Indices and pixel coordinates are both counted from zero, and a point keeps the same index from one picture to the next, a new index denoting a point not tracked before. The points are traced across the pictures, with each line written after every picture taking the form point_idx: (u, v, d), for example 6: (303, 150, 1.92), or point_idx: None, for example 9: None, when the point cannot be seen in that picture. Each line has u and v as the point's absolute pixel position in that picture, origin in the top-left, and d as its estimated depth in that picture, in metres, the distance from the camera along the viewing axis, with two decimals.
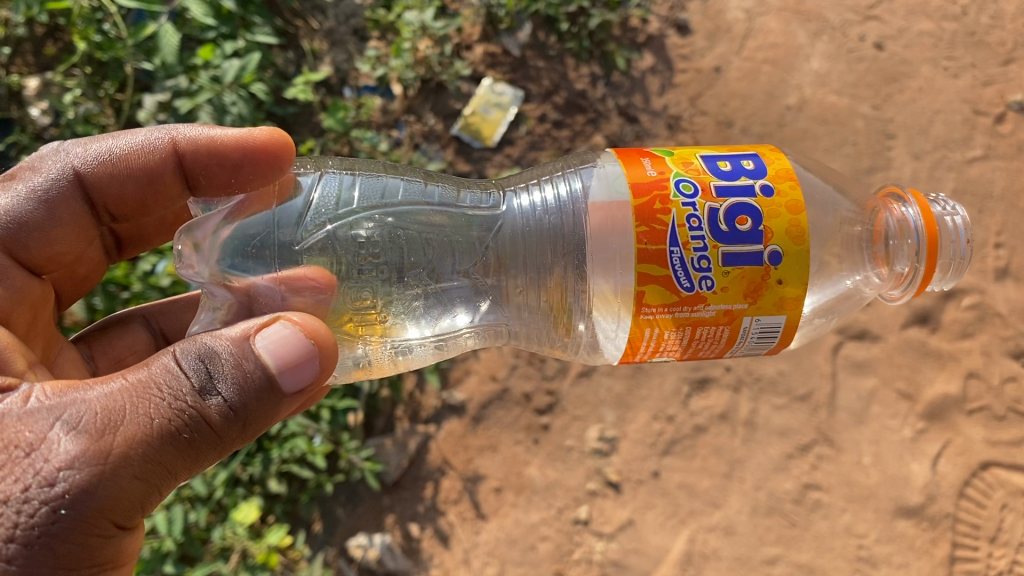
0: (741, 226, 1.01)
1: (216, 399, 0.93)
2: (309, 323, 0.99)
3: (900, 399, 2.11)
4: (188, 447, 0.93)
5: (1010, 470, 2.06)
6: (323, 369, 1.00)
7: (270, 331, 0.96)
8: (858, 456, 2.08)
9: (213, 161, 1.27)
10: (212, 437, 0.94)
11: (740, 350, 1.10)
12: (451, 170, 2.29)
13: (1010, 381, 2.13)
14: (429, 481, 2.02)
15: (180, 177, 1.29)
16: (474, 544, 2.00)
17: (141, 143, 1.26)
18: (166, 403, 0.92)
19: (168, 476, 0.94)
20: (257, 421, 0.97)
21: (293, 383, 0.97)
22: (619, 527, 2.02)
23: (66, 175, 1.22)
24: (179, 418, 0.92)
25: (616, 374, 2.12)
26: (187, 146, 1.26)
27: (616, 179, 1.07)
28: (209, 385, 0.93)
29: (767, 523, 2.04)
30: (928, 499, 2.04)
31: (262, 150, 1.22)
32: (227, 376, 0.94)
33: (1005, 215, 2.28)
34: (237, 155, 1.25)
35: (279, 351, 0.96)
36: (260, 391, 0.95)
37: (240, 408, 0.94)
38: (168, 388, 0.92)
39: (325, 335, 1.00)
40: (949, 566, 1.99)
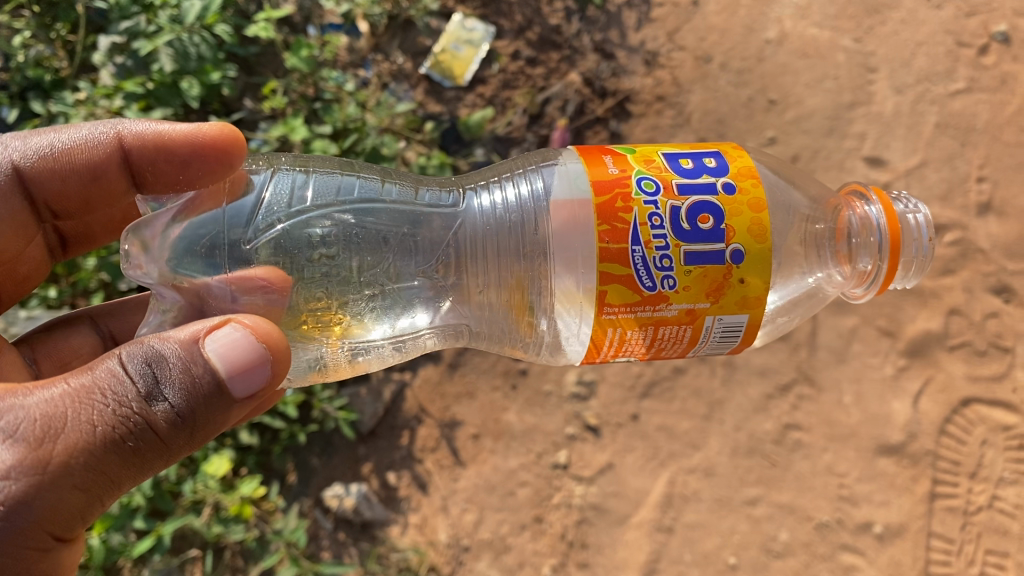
0: (703, 225, 0.98)
1: (161, 405, 0.89)
2: (261, 326, 0.94)
3: (881, 337, 2.09)
4: (130, 457, 0.90)
5: (990, 405, 2.05)
6: (276, 372, 0.95)
7: (220, 333, 0.91)
8: (839, 395, 2.06)
9: (162, 157, 1.20)
10: (158, 445, 0.90)
11: (703, 349, 1.07)
12: (422, 110, 2.20)
13: (991, 317, 2.12)
14: (405, 429, 1.97)
15: (125, 173, 1.22)
16: (452, 491, 1.96)
17: (86, 139, 1.20)
18: (106, 411, 0.88)
19: (112, 486, 0.92)
20: (207, 427, 0.93)
21: (243, 388, 0.92)
22: (599, 471, 2.00)
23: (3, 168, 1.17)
24: (119, 426, 0.88)
25: None
26: (132, 140, 1.20)
27: (578, 177, 1.02)
28: (153, 390, 0.89)
29: (748, 465, 2.02)
30: (909, 437, 2.03)
31: (218, 145, 1.16)
32: (172, 382, 0.89)
33: (988, 149, 2.24)
34: (187, 150, 1.18)
35: (229, 356, 0.91)
36: (207, 397, 0.91)
37: (187, 415, 0.90)
38: (109, 395, 0.88)
39: (277, 339, 0.95)
40: (930, 503, 1.98)
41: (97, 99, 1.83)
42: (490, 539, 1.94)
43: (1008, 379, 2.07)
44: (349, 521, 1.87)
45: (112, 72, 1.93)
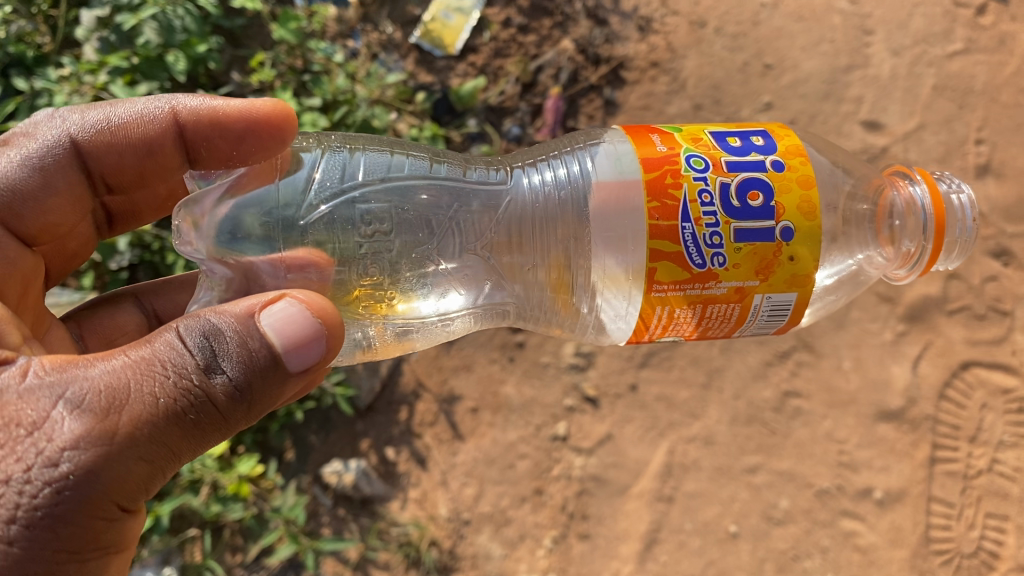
0: (753, 201, 0.97)
1: (221, 377, 0.86)
2: (316, 300, 0.93)
3: (880, 303, 2.08)
4: (192, 429, 0.87)
5: (990, 369, 2.05)
6: (331, 348, 0.94)
7: (275, 308, 0.90)
8: (838, 361, 2.05)
9: (216, 132, 1.18)
10: (219, 418, 0.88)
11: (750, 328, 1.06)
12: (413, 81, 2.17)
13: (990, 281, 2.11)
14: (403, 404, 1.96)
15: (181, 149, 1.20)
16: (452, 465, 1.95)
17: (145, 113, 1.17)
18: (169, 382, 0.85)
19: (174, 459, 0.89)
20: (264, 401, 0.91)
21: (299, 362, 0.90)
22: (598, 442, 1.98)
23: (62, 142, 1.13)
24: (182, 397, 0.85)
25: None
26: (188, 116, 1.17)
27: (624, 157, 1.01)
28: (215, 361, 0.86)
29: (747, 432, 2.00)
30: (909, 402, 2.02)
31: (275, 123, 1.13)
32: (232, 353, 0.87)
33: (986, 111, 2.21)
34: (241, 124, 1.15)
35: (286, 329, 0.89)
36: (265, 369, 0.89)
37: (246, 388, 0.88)
38: (171, 367, 0.85)
39: (331, 313, 0.94)
40: (930, 468, 1.98)
41: (81, 75, 1.78)
42: (490, 512, 1.92)
43: (1008, 342, 2.06)
44: (348, 497, 1.86)
45: (96, 47, 1.87)
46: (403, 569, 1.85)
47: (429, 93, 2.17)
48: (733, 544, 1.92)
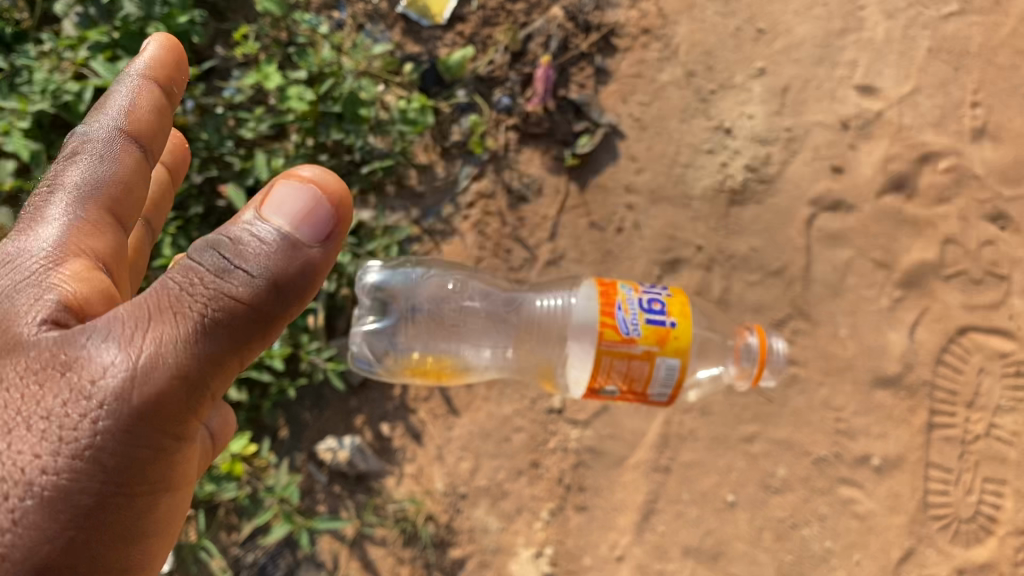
0: (653, 306, 1.26)
1: (240, 271, 0.85)
2: (319, 177, 0.91)
3: (877, 269, 2.08)
4: (227, 337, 0.85)
5: (987, 333, 2.03)
6: (342, 220, 0.91)
7: (281, 192, 0.88)
8: (834, 328, 2.04)
9: (175, 76, 1.18)
10: (256, 314, 0.85)
11: (653, 390, 1.27)
12: (400, 52, 2.19)
13: (988, 245, 2.09)
14: (397, 380, 1.92)
15: (170, 107, 1.17)
16: (447, 439, 1.91)
17: (131, 95, 1.11)
18: (188, 296, 0.84)
19: (213, 376, 0.86)
20: (298, 293, 0.88)
21: (313, 232, 0.88)
22: (594, 414, 1.94)
23: (115, 138, 1.07)
24: (206, 304, 0.84)
25: (585, 261, 2.09)
26: (153, 72, 1.14)
27: (587, 303, 1.28)
28: (230, 262, 0.85)
29: (744, 403, 1.96)
30: (905, 367, 2.01)
31: (178, 46, 1.19)
32: (245, 251, 0.85)
33: (982, 73, 2.19)
34: (170, 55, 1.17)
35: (294, 210, 0.88)
36: (282, 251, 0.86)
37: (268, 274, 0.85)
38: (188, 282, 0.85)
39: (338, 188, 0.92)
40: (927, 434, 1.97)
41: (61, 51, 1.74)
42: (486, 486, 1.90)
43: (1005, 307, 2.05)
44: (344, 474, 1.85)
45: (75, 21, 1.84)
46: (401, 544, 1.84)
47: (417, 63, 2.19)
48: (730, 513, 1.91)
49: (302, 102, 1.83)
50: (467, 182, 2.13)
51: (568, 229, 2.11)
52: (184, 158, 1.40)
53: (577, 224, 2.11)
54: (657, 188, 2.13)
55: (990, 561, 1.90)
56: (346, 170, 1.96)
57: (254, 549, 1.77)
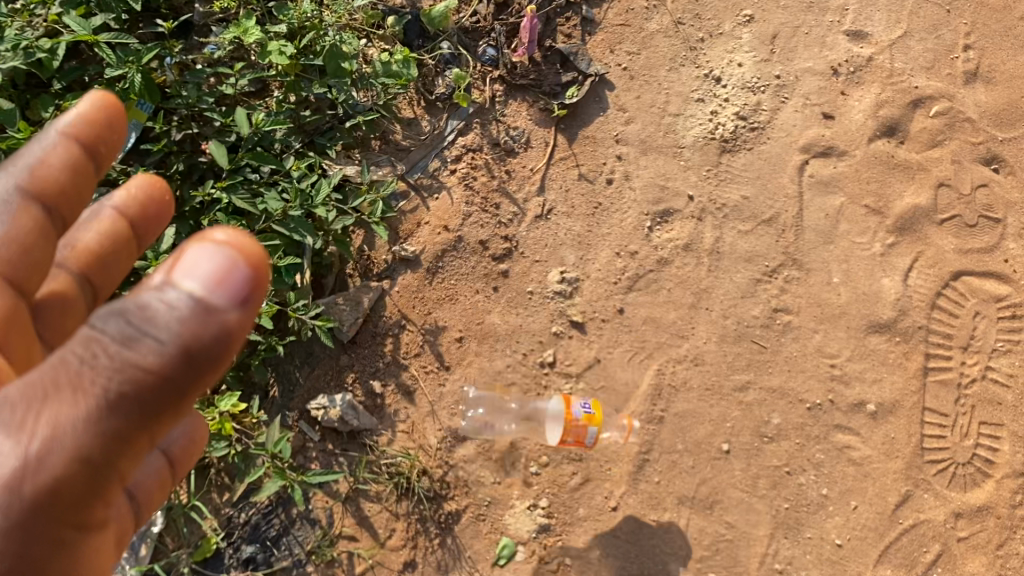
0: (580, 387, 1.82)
1: (148, 341, 0.76)
2: (231, 243, 0.80)
3: (869, 214, 2.07)
4: (133, 410, 0.79)
5: (982, 277, 2.04)
6: (257, 282, 0.82)
7: (190, 259, 0.78)
8: (828, 276, 2.02)
9: (105, 135, 1.20)
10: (161, 393, 0.79)
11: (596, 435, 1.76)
12: (383, 5, 2.17)
13: (981, 188, 2.12)
14: (388, 336, 1.92)
15: (93, 167, 1.21)
16: (440, 395, 1.89)
17: (43, 150, 1.16)
18: (90, 370, 0.77)
19: (121, 449, 0.83)
20: (212, 360, 0.80)
21: (230, 297, 0.79)
22: (586, 366, 1.94)
23: (11, 197, 1.15)
24: (109, 378, 0.77)
25: (575, 214, 2.07)
26: (74, 129, 1.16)
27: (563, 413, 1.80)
28: (136, 330, 0.76)
29: (736, 351, 1.96)
30: (900, 313, 1.99)
31: (119, 109, 1.21)
32: (153, 317, 0.76)
33: (972, 17, 2.30)
34: (104, 115, 1.19)
35: (204, 278, 0.78)
36: (190, 329, 0.77)
37: (178, 342, 0.77)
38: (90, 355, 0.76)
39: (251, 253, 0.81)
40: (923, 379, 1.95)
41: (33, 7, 1.72)
42: (479, 439, 1.87)
43: (1000, 250, 2.06)
44: (336, 432, 1.85)
45: None
46: (394, 499, 1.81)
47: (400, 16, 2.17)
48: (725, 462, 1.88)
49: (283, 56, 1.83)
50: (453, 136, 2.11)
51: (557, 181, 2.09)
52: (160, 213, 1.30)
53: (567, 177, 2.10)
54: (647, 138, 2.13)
55: (988, 503, 1.89)
56: (329, 126, 1.99)
57: (247, 509, 1.78)
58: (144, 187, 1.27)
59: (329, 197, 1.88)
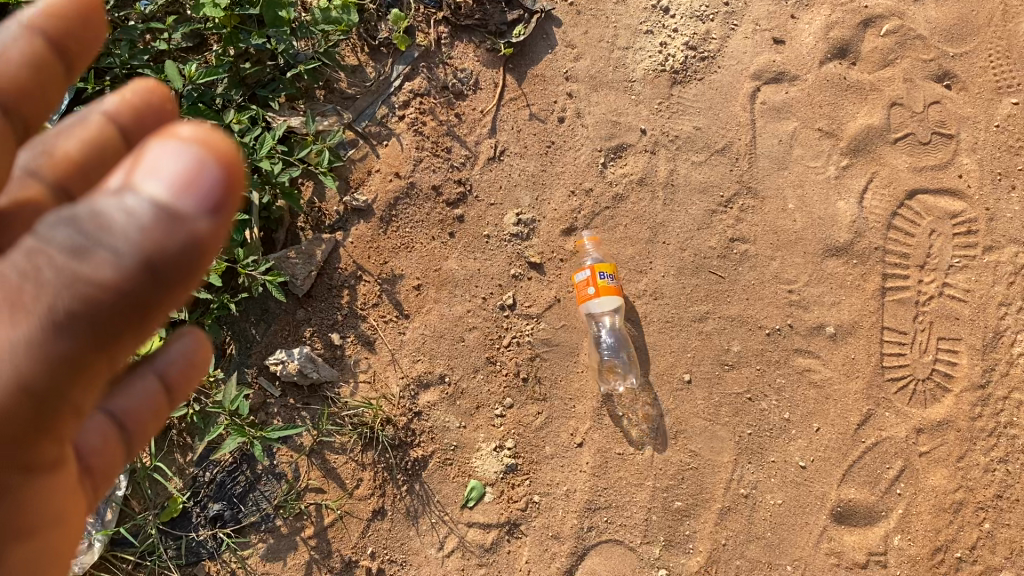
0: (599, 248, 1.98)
1: (101, 253, 0.67)
2: (200, 140, 0.70)
3: (823, 138, 2.07)
4: (85, 330, 0.72)
5: (936, 195, 2.04)
6: (229, 184, 0.70)
7: (155, 160, 0.68)
8: (782, 202, 2.02)
9: (76, 31, 1.01)
10: (121, 304, 0.71)
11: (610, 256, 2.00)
12: None
13: (934, 105, 2.10)
14: (344, 288, 1.91)
15: (63, 69, 1.02)
16: (400, 344, 1.90)
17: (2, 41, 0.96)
18: (34, 285, 0.70)
19: (80, 368, 0.76)
20: (181, 271, 0.71)
21: (198, 202, 0.68)
22: (546, 307, 1.94)
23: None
24: (58, 294, 0.69)
25: (528, 155, 2.06)
26: (40, 22, 0.98)
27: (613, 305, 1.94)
28: (88, 240, 0.67)
29: (694, 283, 1.97)
30: (855, 235, 2.00)
31: (93, 4, 1.02)
32: (107, 225, 0.67)
33: None
34: (75, 10, 1.00)
35: (169, 180, 0.67)
36: (155, 232, 0.67)
37: (138, 254, 0.68)
38: (36, 267, 0.69)
39: (222, 153, 0.70)
40: (881, 299, 1.97)
41: None
42: (442, 384, 1.88)
43: (954, 166, 2.06)
44: (297, 386, 1.84)
45: None
46: (360, 449, 1.82)
47: None
48: (686, 392, 1.90)
49: (217, 9, 1.79)
50: (399, 81, 2.08)
51: (509, 122, 2.08)
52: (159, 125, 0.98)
53: (518, 116, 2.08)
54: (597, 74, 2.11)
55: (948, 417, 1.90)
56: (270, 77, 1.97)
57: (211, 467, 1.78)
58: (143, 93, 0.94)
59: (274, 150, 1.87)
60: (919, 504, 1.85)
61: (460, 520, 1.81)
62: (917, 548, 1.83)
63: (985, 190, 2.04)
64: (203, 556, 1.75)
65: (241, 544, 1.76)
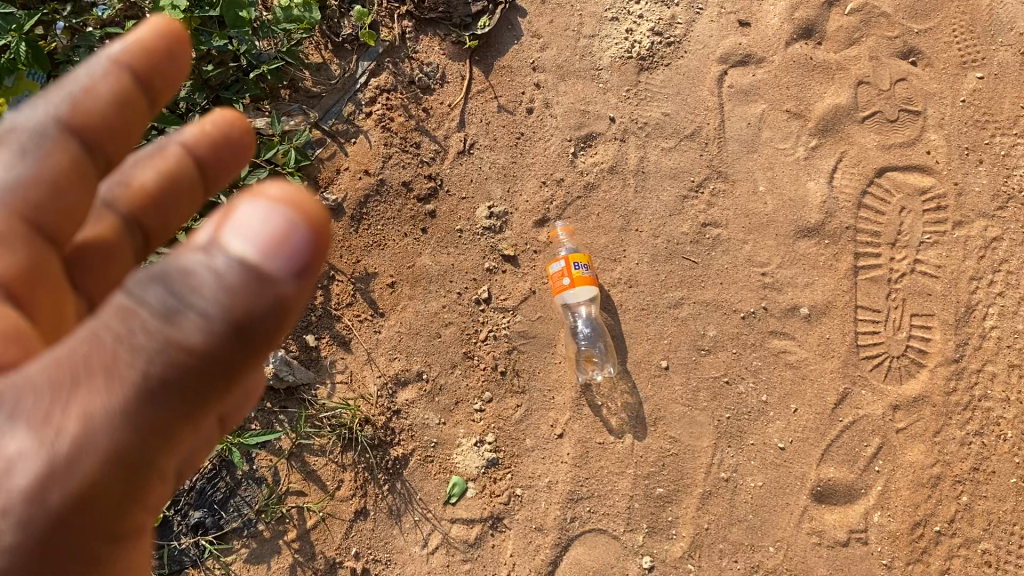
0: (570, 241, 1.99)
1: (191, 315, 0.64)
2: (289, 198, 0.69)
3: (791, 119, 2.07)
4: (175, 396, 0.68)
5: (905, 172, 2.05)
6: (314, 240, 0.70)
7: (243, 219, 0.66)
8: (753, 185, 2.02)
9: (161, 67, 1.03)
10: (209, 366, 0.67)
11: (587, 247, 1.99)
12: None
13: (900, 82, 2.11)
14: (317, 289, 1.90)
15: (145, 103, 1.03)
16: (376, 342, 1.89)
17: (93, 77, 0.97)
18: (128, 349, 0.65)
19: (160, 437, 0.72)
20: (267, 330, 0.69)
21: (287, 262, 0.67)
22: (522, 300, 1.94)
23: (48, 129, 0.93)
24: (149, 360, 0.65)
25: (498, 147, 2.05)
26: (128, 58, 1.00)
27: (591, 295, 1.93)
28: (180, 302, 0.64)
29: (668, 269, 1.97)
30: (826, 216, 2.01)
31: (178, 38, 1.04)
32: (199, 285, 0.64)
33: None
34: (163, 45, 1.03)
35: (258, 240, 0.66)
36: (249, 293, 0.66)
37: (229, 315, 0.65)
38: (127, 331, 0.65)
39: (308, 209, 0.70)
40: (854, 278, 1.97)
41: None
42: (419, 382, 1.88)
43: (921, 143, 2.07)
44: (273, 389, 1.84)
45: None
46: (339, 451, 1.82)
47: None
48: (664, 378, 1.91)
49: (176, 11, 1.77)
50: (365, 78, 2.07)
51: (477, 115, 2.07)
52: (232, 155, 1.07)
53: (486, 109, 2.07)
54: (563, 64, 2.10)
55: (923, 393, 1.90)
56: (233, 78, 1.95)
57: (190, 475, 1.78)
58: (220, 123, 1.04)
59: None
60: (897, 481, 1.86)
61: (443, 516, 1.81)
62: (897, 524, 1.83)
63: (953, 165, 2.05)
64: (186, 564, 1.74)
65: (224, 551, 1.75)
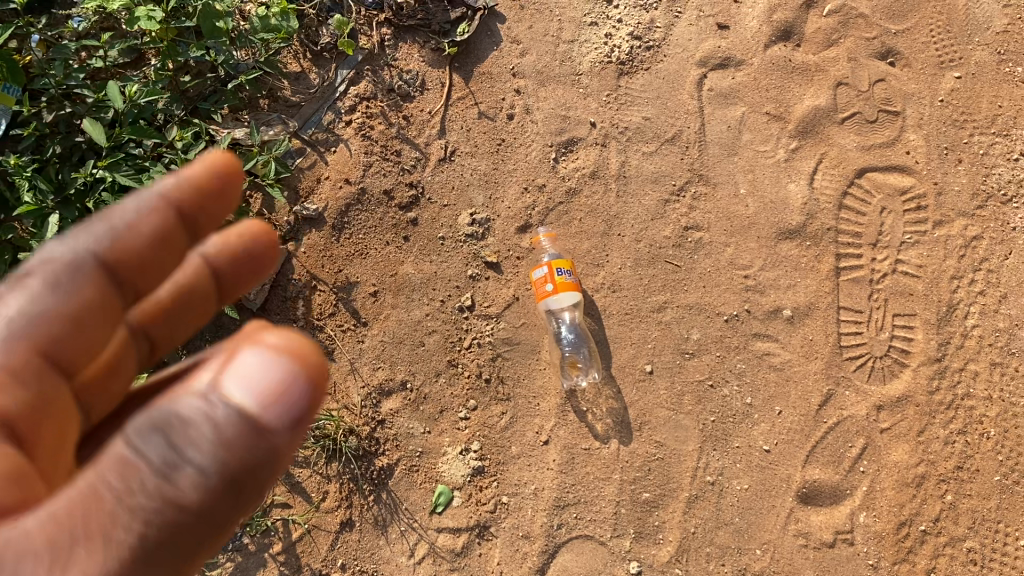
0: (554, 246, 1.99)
1: (189, 471, 0.68)
2: (289, 347, 0.74)
3: (771, 122, 2.08)
4: (165, 549, 0.70)
5: (885, 172, 2.06)
6: (313, 394, 0.74)
7: (242, 366, 0.71)
8: (734, 188, 2.02)
9: (204, 203, 1.06)
10: (200, 518, 0.71)
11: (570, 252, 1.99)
12: None
13: (878, 83, 2.12)
14: (299, 299, 1.90)
15: (186, 240, 1.05)
16: (359, 352, 1.88)
17: (139, 212, 0.98)
18: (126, 510, 0.68)
19: None
20: (256, 480, 0.72)
21: (284, 412, 0.71)
22: (505, 306, 1.93)
23: (85, 263, 0.91)
24: (146, 520, 0.68)
25: (479, 154, 2.05)
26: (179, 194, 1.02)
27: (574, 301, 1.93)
28: (178, 455, 0.68)
29: (651, 273, 1.98)
30: (807, 217, 2.01)
31: (230, 174, 1.08)
32: (198, 436, 0.68)
33: None
34: (215, 180, 1.07)
35: (258, 391, 0.70)
36: (247, 444, 0.70)
37: (225, 468, 0.69)
38: (125, 490, 0.68)
39: (308, 362, 0.75)
40: (836, 279, 1.98)
41: None
42: (404, 391, 1.88)
43: (900, 143, 2.08)
44: None
45: None
46: (324, 462, 1.82)
47: None
48: (649, 382, 1.91)
49: (152, 21, 1.77)
50: (344, 87, 2.06)
51: (457, 121, 2.06)
52: (249, 265, 1.16)
53: (466, 116, 2.07)
54: (543, 69, 2.10)
55: (907, 393, 1.91)
56: (211, 89, 1.95)
57: None
58: (246, 235, 1.15)
59: None
60: (882, 481, 1.86)
61: (429, 526, 1.81)
62: (882, 524, 1.84)
63: (932, 165, 2.06)
64: None
65: (209, 566, 1.74)
